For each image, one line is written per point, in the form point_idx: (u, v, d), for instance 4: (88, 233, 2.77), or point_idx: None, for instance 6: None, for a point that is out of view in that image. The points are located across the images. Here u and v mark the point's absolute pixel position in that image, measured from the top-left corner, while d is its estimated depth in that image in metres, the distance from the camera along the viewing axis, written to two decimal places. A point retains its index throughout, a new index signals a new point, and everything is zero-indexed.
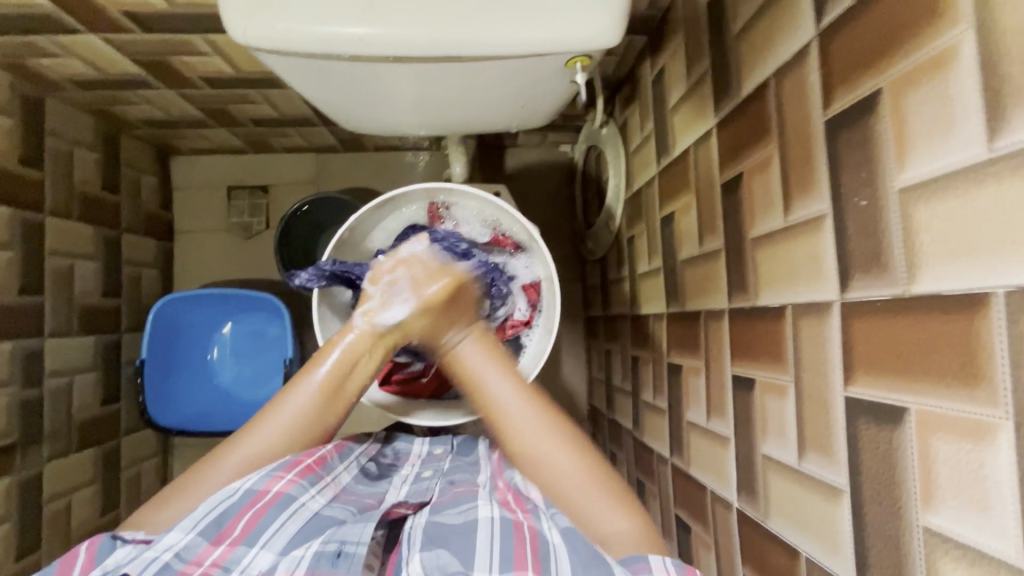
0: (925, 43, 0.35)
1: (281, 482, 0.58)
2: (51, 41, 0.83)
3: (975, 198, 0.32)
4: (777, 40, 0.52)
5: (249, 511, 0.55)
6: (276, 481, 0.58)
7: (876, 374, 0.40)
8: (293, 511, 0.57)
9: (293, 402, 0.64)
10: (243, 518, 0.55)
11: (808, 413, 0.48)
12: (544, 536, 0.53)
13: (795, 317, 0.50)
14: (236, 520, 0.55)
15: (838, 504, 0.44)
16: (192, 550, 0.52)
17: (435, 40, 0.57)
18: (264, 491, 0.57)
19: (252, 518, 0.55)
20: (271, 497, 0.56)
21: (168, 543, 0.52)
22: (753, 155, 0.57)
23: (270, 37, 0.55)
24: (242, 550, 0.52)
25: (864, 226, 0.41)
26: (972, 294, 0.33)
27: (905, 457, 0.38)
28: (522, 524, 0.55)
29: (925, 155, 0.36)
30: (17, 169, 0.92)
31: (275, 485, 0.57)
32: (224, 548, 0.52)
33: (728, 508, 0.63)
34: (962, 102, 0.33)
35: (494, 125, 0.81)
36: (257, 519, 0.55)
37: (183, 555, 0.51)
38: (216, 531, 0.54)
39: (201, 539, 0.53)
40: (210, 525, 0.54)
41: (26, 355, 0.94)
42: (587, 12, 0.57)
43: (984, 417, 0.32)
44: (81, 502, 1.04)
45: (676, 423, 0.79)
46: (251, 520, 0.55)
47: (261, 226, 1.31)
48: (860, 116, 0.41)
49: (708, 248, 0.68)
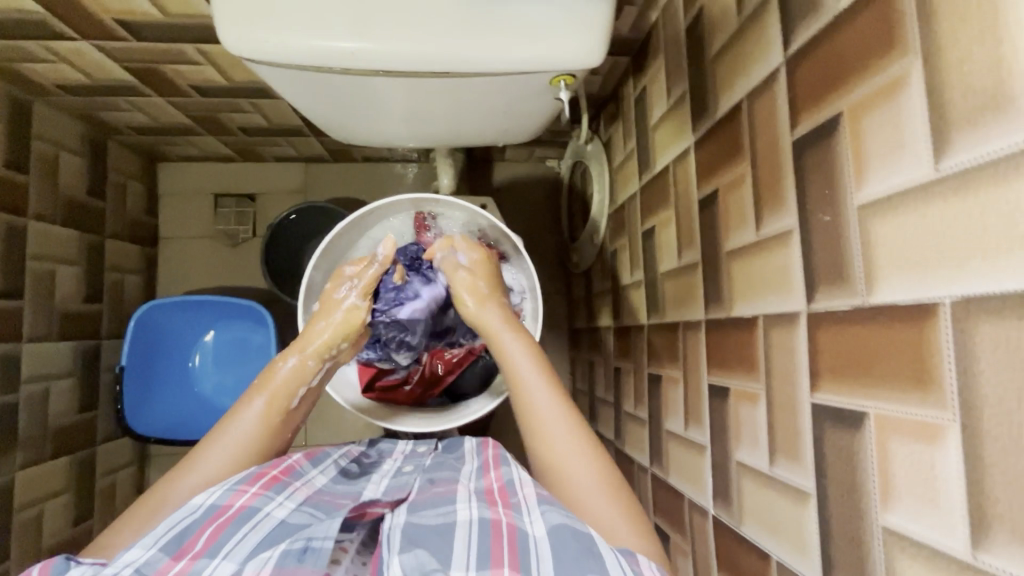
0: (879, 71, 0.38)
1: (244, 496, 0.58)
2: (42, 47, 0.83)
3: (924, 214, 0.35)
4: (749, 65, 0.56)
5: (211, 526, 0.54)
6: (240, 495, 0.58)
7: (839, 382, 0.42)
8: (257, 522, 0.56)
9: (237, 429, 0.64)
10: (204, 533, 0.54)
11: (778, 420, 0.50)
12: (524, 531, 0.54)
13: (766, 327, 0.52)
14: (198, 536, 0.53)
15: (805, 507, 0.46)
16: (152, 565, 0.50)
17: (424, 56, 0.59)
18: (226, 506, 0.56)
19: (213, 532, 0.54)
20: (234, 511, 0.56)
21: (127, 560, 0.50)
22: (728, 172, 0.59)
23: (264, 48, 0.57)
24: (204, 562, 0.51)
25: (827, 240, 0.43)
26: (922, 304, 0.35)
27: (865, 459, 0.40)
28: (501, 521, 0.55)
29: (881, 174, 0.38)
30: (1, 171, 0.92)
31: (238, 500, 0.57)
32: (185, 562, 0.51)
33: (704, 515, 0.64)
34: (912, 126, 0.36)
35: (481, 138, 0.83)
36: (218, 533, 0.54)
37: (143, 571, 0.49)
38: (177, 546, 0.52)
39: (161, 555, 0.51)
40: (170, 542, 0.52)
41: (2, 359, 0.92)
42: (570, 33, 0.60)
43: (934, 419, 0.34)
44: (52, 511, 1.01)
45: (655, 432, 0.81)
46: (212, 535, 0.53)
47: (247, 235, 1.30)
48: (823, 137, 0.44)
49: (686, 260, 0.71)
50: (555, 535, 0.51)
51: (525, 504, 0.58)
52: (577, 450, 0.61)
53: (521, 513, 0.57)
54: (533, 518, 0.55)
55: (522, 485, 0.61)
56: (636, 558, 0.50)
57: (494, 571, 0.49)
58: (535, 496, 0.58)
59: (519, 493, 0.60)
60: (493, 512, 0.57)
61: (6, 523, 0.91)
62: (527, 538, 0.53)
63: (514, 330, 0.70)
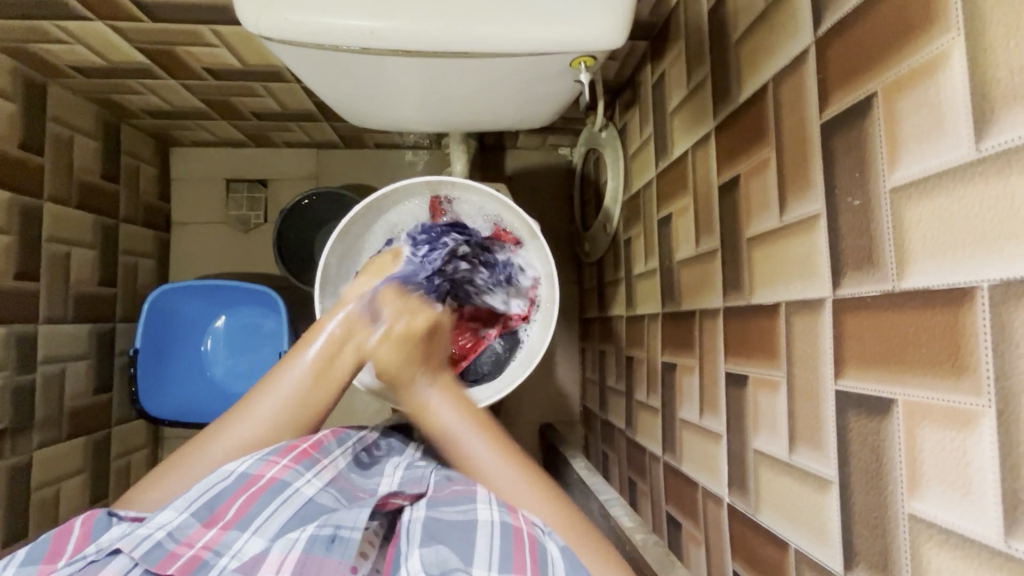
0: (917, 49, 0.37)
1: (275, 468, 0.59)
2: (59, 28, 0.83)
3: (962, 196, 0.34)
4: (775, 48, 0.54)
5: (242, 496, 0.56)
6: (271, 466, 0.59)
7: (865, 368, 0.41)
8: (287, 497, 0.57)
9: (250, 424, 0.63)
10: (235, 503, 0.56)
11: (800, 407, 0.49)
12: (543, 544, 0.54)
13: (789, 314, 0.51)
14: (228, 505, 0.56)
15: (827, 495, 0.46)
16: (184, 531, 0.53)
17: (442, 37, 0.58)
18: (257, 475, 0.58)
19: (244, 504, 0.55)
20: (265, 483, 0.57)
21: (162, 521, 0.53)
22: (752, 157, 0.58)
23: (281, 27, 0.56)
24: (234, 535, 0.54)
25: (857, 224, 0.43)
26: (958, 287, 0.34)
27: (892, 446, 0.39)
28: (522, 529, 0.55)
29: (915, 155, 0.37)
30: (17, 153, 0.92)
31: (269, 471, 0.58)
32: (216, 531, 0.54)
33: (719, 503, 0.64)
34: (951, 106, 0.35)
35: (496, 121, 0.82)
36: (249, 505, 0.56)
37: (174, 535, 0.52)
38: (209, 513, 0.55)
39: (193, 520, 0.54)
40: (204, 507, 0.55)
41: (20, 340, 0.93)
42: (590, 14, 0.59)
43: (969, 406, 0.33)
44: (69, 491, 1.03)
45: (668, 421, 0.81)
46: (243, 506, 0.55)
47: (259, 220, 1.31)
48: (856, 119, 0.43)
49: (704, 248, 0.70)
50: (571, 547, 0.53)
51: (545, 510, 0.58)
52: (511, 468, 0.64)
53: (542, 523, 0.58)
54: (553, 534, 0.56)
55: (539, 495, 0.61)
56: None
57: None
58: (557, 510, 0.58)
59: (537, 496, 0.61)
60: (513, 514, 0.57)
61: (24, 501, 0.93)
62: (545, 551, 0.54)
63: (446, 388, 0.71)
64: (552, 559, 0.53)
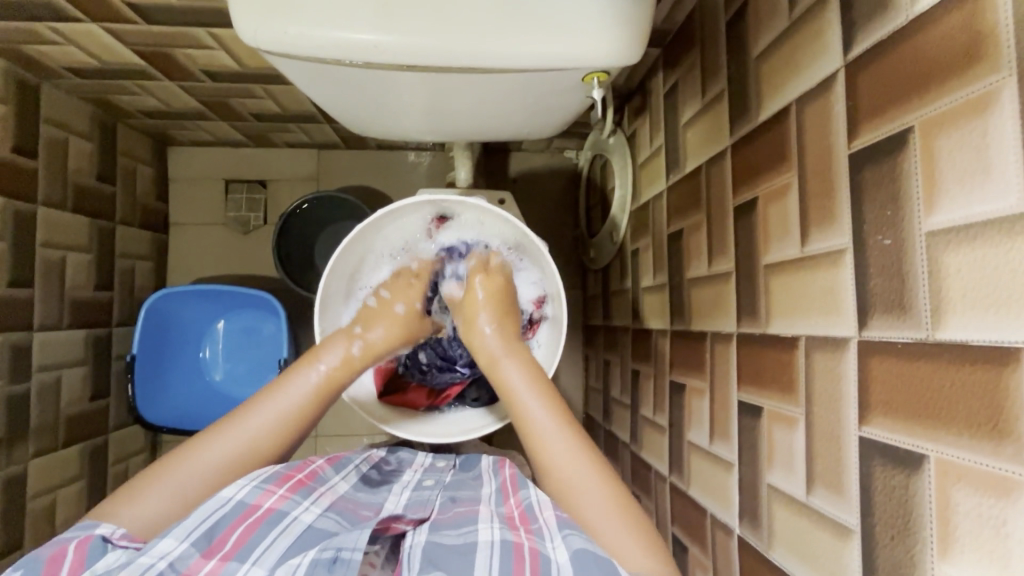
0: (960, 86, 0.35)
1: (272, 498, 0.58)
2: (51, 29, 0.80)
3: (1009, 249, 0.32)
4: (799, 68, 0.52)
5: (241, 525, 0.55)
6: (268, 496, 0.58)
7: (894, 418, 0.39)
8: (285, 527, 0.56)
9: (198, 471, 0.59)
10: (235, 531, 0.54)
11: (819, 447, 0.47)
12: (546, 556, 0.52)
13: (808, 349, 0.49)
14: (228, 533, 0.54)
15: (847, 543, 0.44)
16: (184, 561, 0.50)
17: (449, 52, 0.55)
18: (255, 505, 0.57)
19: (244, 532, 0.54)
20: (263, 513, 0.56)
21: (162, 551, 0.50)
22: (771, 181, 0.56)
23: (281, 40, 0.54)
24: (235, 565, 0.51)
25: (887, 265, 0.40)
26: (1003, 347, 0.32)
27: (922, 503, 0.37)
28: (523, 543, 0.54)
29: (956, 200, 0.35)
30: (10, 157, 0.90)
31: (266, 501, 0.58)
32: (217, 561, 0.51)
33: (729, 533, 0.63)
34: (1000, 152, 0.32)
35: (503, 134, 0.79)
36: (249, 534, 0.54)
37: (175, 566, 0.50)
38: (207, 542, 0.52)
39: (193, 550, 0.51)
40: (202, 537, 0.52)
41: (14, 348, 0.91)
42: (606, 27, 0.56)
43: (1011, 474, 0.31)
44: (66, 499, 1.01)
45: (676, 441, 0.79)
46: (242, 535, 0.54)
47: (259, 221, 1.28)
48: (888, 153, 0.40)
49: (717, 268, 0.67)
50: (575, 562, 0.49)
51: (547, 528, 0.56)
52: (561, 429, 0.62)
53: (543, 536, 0.55)
54: (555, 543, 0.53)
55: (541, 509, 0.59)
56: None
57: None
58: (558, 520, 0.56)
59: (540, 517, 0.58)
60: (514, 534, 0.56)
61: (20, 512, 0.91)
62: (550, 563, 0.51)
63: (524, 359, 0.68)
64: (558, 566, 0.50)
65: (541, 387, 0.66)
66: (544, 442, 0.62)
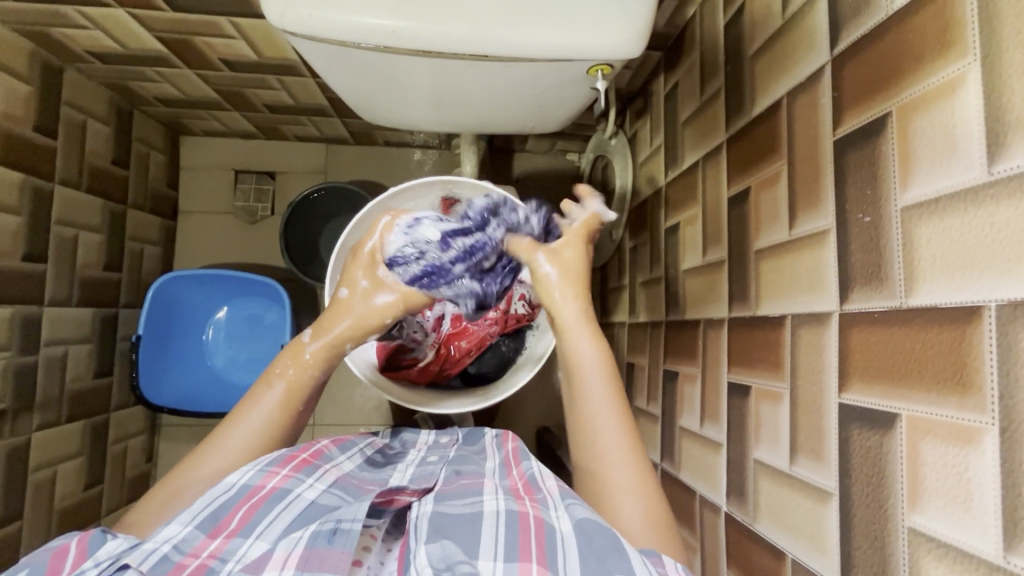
0: (933, 72, 0.38)
1: (275, 478, 0.60)
2: (79, 13, 0.84)
3: (974, 217, 0.35)
4: (790, 64, 0.55)
5: (244, 506, 0.56)
6: (271, 477, 0.60)
7: (871, 383, 0.42)
8: (289, 502, 0.58)
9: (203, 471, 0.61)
10: (238, 512, 0.56)
11: (802, 418, 0.50)
12: (551, 524, 0.54)
13: (794, 326, 0.52)
14: (231, 514, 0.56)
15: (825, 506, 0.46)
16: (190, 542, 0.53)
17: (462, 40, 0.59)
18: (258, 486, 0.58)
19: (247, 512, 0.56)
20: (267, 492, 0.58)
21: (167, 535, 0.52)
22: (763, 170, 0.59)
23: (304, 22, 0.57)
24: (240, 540, 0.53)
25: (867, 240, 0.43)
26: (966, 306, 0.35)
27: (894, 460, 0.40)
28: (527, 513, 0.56)
29: (928, 176, 0.38)
30: (31, 135, 0.93)
31: (270, 480, 0.59)
32: (221, 540, 0.53)
33: (717, 511, 0.65)
34: (966, 130, 0.36)
35: (508, 124, 0.83)
36: (252, 513, 0.56)
37: (180, 548, 0.52)
38: (213, 524, 0.54)
39: (198, 532, 0.54)
40: (207, 518, 0.55)
41: (25, 321, 0.94)
42: (610, 22, 0.59)
43: (973, 423, 0.34)
44: (66, 474, 1.03)
45: (668, 429, 0.81)
46: (246, 514, 0.56)
47: (266, 212, 1.31)
48: (869, 137, 0.44)
49: (711, 257, 0.70)
50: (581, 532, 0.52)
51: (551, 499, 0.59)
52: (609, 402, 0.63)
53: (546, 507, 0.58)
54: (560, 513, 0.56)
55: (545, 479, 0.62)
56: (660, 559, 0.51)
57: (521, 564, 0.49)
58: (560, 490, 0.59)
59: (542, 487, 0.61)
60: (518, 505, 0.57)
61: (21, 482, 0.93)
62: (554, 533, 0.53)
63: (595, 337, 0.66)
64: (563, 536, 0.53)
65: (608, 367, 0.65)
66: (590, 422, 0.63)
